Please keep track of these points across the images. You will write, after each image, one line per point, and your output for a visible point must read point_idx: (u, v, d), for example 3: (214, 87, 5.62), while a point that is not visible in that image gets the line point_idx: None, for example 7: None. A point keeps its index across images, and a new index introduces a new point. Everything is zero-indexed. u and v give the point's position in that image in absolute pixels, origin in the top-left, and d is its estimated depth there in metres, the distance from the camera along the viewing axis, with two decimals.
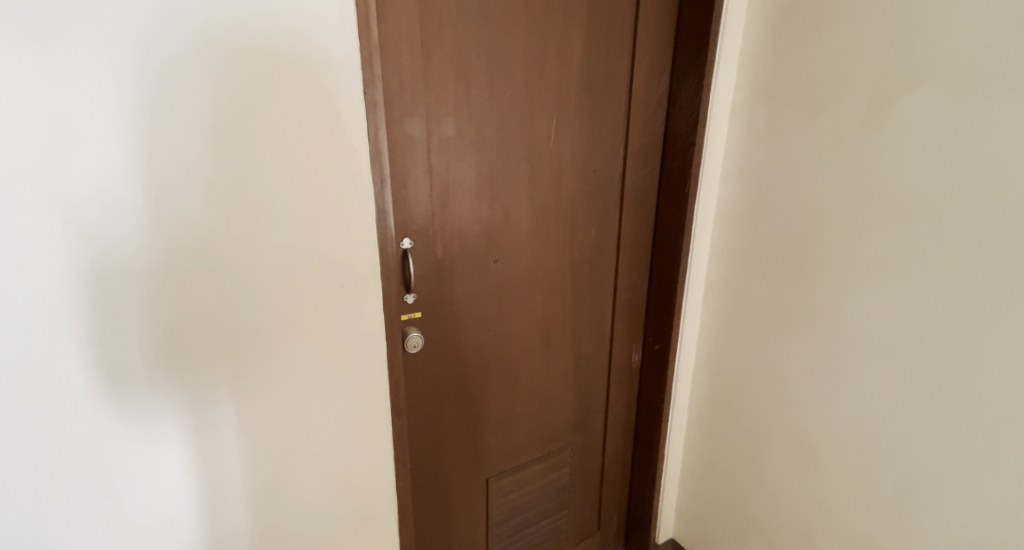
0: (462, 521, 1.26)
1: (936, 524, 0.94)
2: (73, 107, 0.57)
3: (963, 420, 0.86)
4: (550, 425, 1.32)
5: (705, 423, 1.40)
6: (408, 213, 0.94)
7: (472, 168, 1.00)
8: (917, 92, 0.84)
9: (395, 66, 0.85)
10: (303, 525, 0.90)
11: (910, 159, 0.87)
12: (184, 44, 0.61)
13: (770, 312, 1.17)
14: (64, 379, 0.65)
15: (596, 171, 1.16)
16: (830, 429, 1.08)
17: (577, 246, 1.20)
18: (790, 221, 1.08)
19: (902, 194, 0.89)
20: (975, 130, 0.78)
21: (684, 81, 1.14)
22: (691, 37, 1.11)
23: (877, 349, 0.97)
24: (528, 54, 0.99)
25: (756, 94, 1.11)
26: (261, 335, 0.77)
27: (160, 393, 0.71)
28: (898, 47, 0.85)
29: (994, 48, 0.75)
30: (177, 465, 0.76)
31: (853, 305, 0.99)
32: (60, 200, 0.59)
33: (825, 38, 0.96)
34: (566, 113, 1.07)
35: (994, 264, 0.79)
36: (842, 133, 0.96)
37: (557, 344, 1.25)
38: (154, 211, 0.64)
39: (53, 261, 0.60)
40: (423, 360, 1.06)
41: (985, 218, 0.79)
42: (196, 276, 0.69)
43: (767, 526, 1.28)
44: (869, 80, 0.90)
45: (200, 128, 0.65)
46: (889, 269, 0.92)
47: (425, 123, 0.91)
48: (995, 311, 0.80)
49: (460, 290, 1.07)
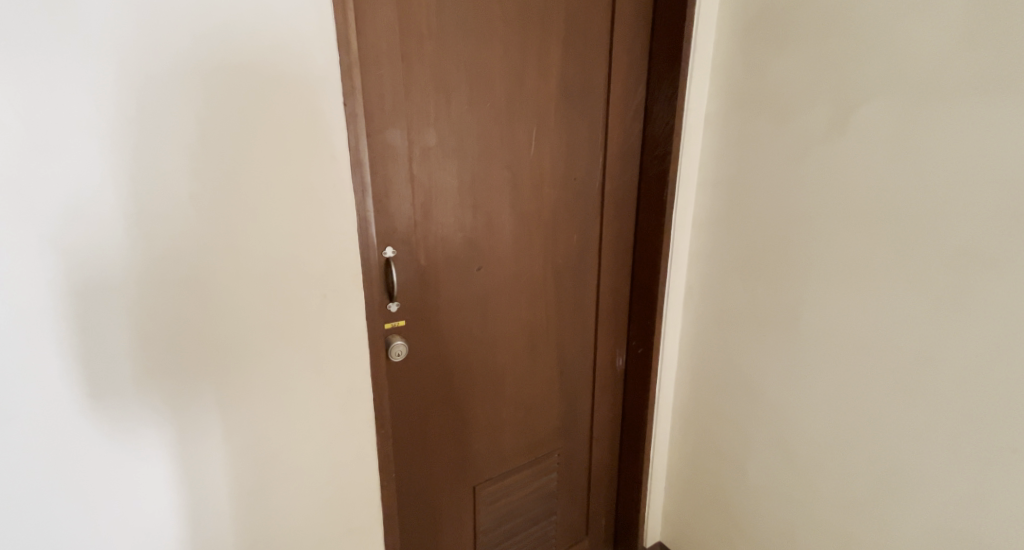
0: (450, 530, 1.26)
1: (909, 518, 0.96)
2: (49, 119, 0.57)
3: (932, 415, 0.89)
4: (537, 431, 1.33)
5: (688, 426, 1.41)
6: (391, 222, 0.95)
7: (454, 177, 1.01)
8: (879, 99, 0.87)
9: (376, 78, 0.86)
10: (289, 537, 0.89)
11: (872, 165, 0.90)
12: (166, 61, 0.62)
13: (746, 315, 1.19)
14: (45, 393, 0.63)
15: (576, 180, 1.18)
16: (807, 428, 1.10)
17: (561, 251, 1.21)
18: (762, 225, 1.11)
19: (866, 196, 0.92)
20: (935, 134, 0.81)
21: (660, 90, 1.17)
22: (665, 48, 1.14)
23: (847, 348, 0.99)
24: (507, 66, 1.00)
25: (727, 103, 1.14)
26: (243, 347, 0.76)
27: (139, 407, 0.70)
28: (858, 59, 0.89)
29: (949, 56, 0.78)
30: (159, 479, 0.74)
31: (824, 306, 1.02)
32: (38, 215, 0.58)
33: (791, 49, 1.00)
34: (546, 123, 1.09)
35: (953, 265, 0.82)
36: (809, 140, 0.99)
37: (541, 350, 1.26)
38: (135, 224, 0.64)
39: (34, 276, 0.60)
40: (407, 368, 1.06)
41: (941, 219, 0.82)
42: (179, 289, 0.69)
43: (750, 527, 1.28)
44: (832, 90, 0.94)
45: (180, 142, 0.65)
46: (856, 271, 0.95)
47: (407, 132, 0.92)
48: (957, 309, 0.83)
49: (444, 298, 1.07)
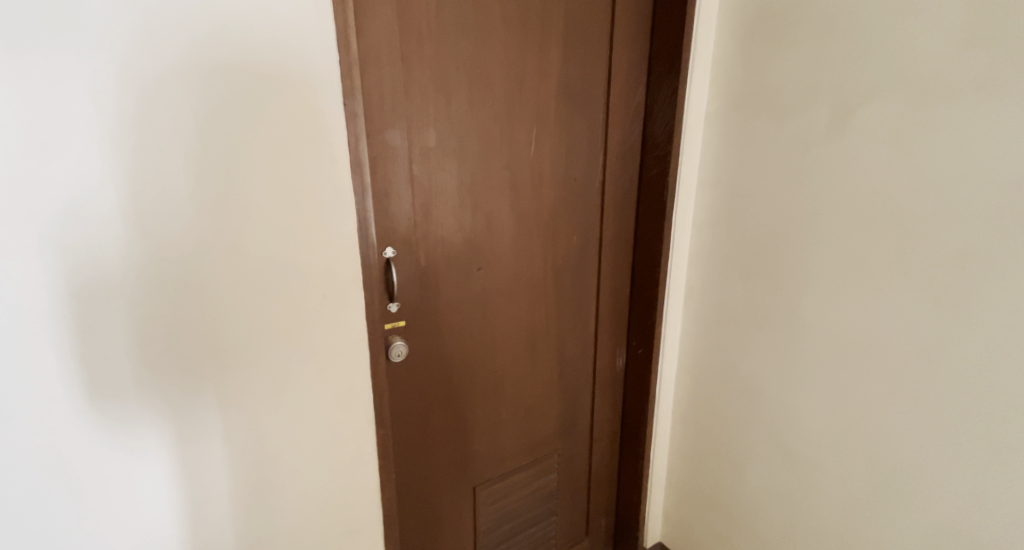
0: (450, 531, 1.25)
1: (908, 518, 0.96)
2: (48, 120, 0.57)
3: (932, 415, 0.89)
4: (537, 432, 1.33)
5: (688, 426, 1.41)
6: (391, 222, 0.95)
7: (454, 177, 1.01)
8: (878, 100, 0.87)
9: (376, 79, 0.86)
10: (289, 537, 0.89)
11: (871, 165, 0.90)
12: (166, 62, 0.62)
13: (746, 315, 1.19)
14: (44, 394, 0.63)
15: (576, 180, 1.18)
16: (806, 428, 1.10)
17: (561, 252, 1.21)
18: (762, 225, 1.11)
19: (866, 197, 0.92)
20: (935, 134, 0.81)
21: (660, 90, 1.17)
22: (665, 48, 1.14)
23: (847, 348, 1.00)
24: (507, 66, 1.00)
25: (727, 103, 1.14)
26: (244, 348, 0.76)
27: (139, 408, 0.70)
28: (858, 60, 0.89)
29: (949, 56, 0.78)
30: (158, 480, 0.74)
31: (823, 306, 1.02)
32: (37, 215, 0.58)
33: (791, 49, 1.00)
34: (547, 123, 1.09)
35: (953, 265, 0.82)
36: (809, 140, 0.99)
37: (541, 350, 1.26)
38: (135, 225, 0.64)
39: (34, 276, 0.60)
40: (406, 369, 1.06)
41: (942, 219, 0.82)
42: (178, 289, 0.69)
43: (750, 527, 1.28)
44: (832, 90, 0.94)
45: (179, 142, 0.65)
46: (855, 271, 0.95)
47: (406, 133, 0.92)
48: (957, 310, 0.83)
49: (444, 299, 1.07)
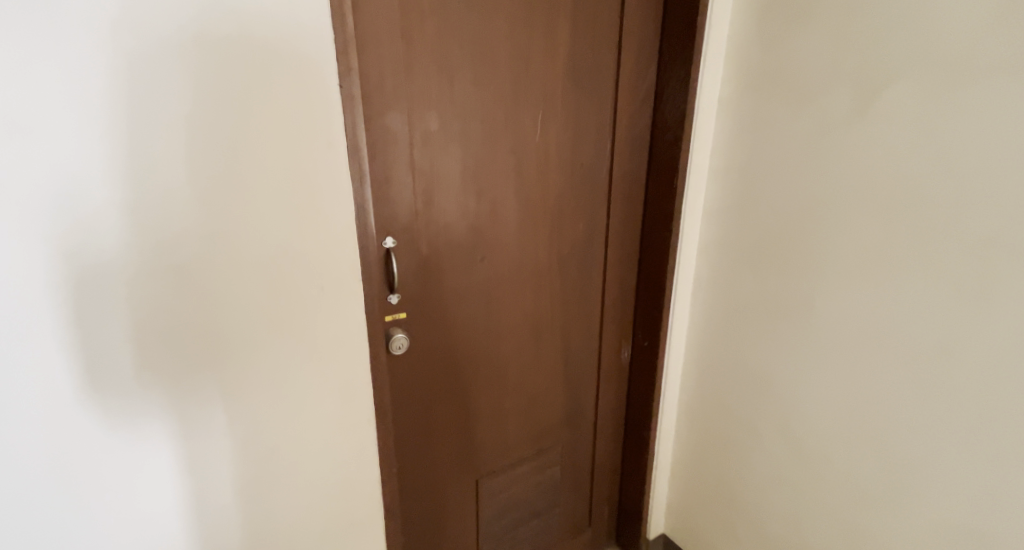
0: (454, 521, 1.26)
1: (918, 511, 0.95)
2: (41, 108, 0.54)
3: (947, 409, 0.88)
4: (541, 421, 1.32)
5: (694, 415, 1.41)
6: (392, 210, 0.93)
7: (457, 162, 0.98)
8: (900, 82, 0.84)
9: (376, 58, 0.83)
10: (295, 527, 0.89)
11: (893, 151, 0.87)
12: (163, 43, 0.59)
13: (756, 305, 1.17)
14: (46, 390, 0.63)
15: (583, 166, 1.15)
16: (815, 419, 1.10)
17: (566, 241, 1.19)
18: (776, 214, 1.09)
19: (885, 186, 0.89)
20: (961, 120, 0.78)
21: (672, 75, 1.13)
22: (678, 29, 1.10)
23: (859, 339, 0.98)
24: (512, 47, 0.97)
25: (743, 86, 1.11)
26: (247, 340, 0.75)
27: (144, 400, 0.70)
28: (881, 38, 0.86)
29: (977, 38, 0.74)
30: (165, 470, 0.74)
31: (839, 297, 1.00)
32: (36, 207, 0.56)
33: (812, 28, 0.95)
34: (552, 107, 1.06)
35: (976, 256, 0.80)
36: (828, 125, 0.96)
37: (546, 340, 1.25)
38: (136, 216, 0.62)
39: (36, 269, 0.58)
40: (410, 359, 1.05)
41: (967, 208, 0.80)
42: (182, 281, 0.68)
43: (756, 516, 1.29)
44: (852, 72, 0.91)
45: (185, 128, 0.63)
46: (873, 261, 0.93)
47: (407, 116, 0.89)
48: (979, 303, 0.81)
49: (447, 288, 1.05)
